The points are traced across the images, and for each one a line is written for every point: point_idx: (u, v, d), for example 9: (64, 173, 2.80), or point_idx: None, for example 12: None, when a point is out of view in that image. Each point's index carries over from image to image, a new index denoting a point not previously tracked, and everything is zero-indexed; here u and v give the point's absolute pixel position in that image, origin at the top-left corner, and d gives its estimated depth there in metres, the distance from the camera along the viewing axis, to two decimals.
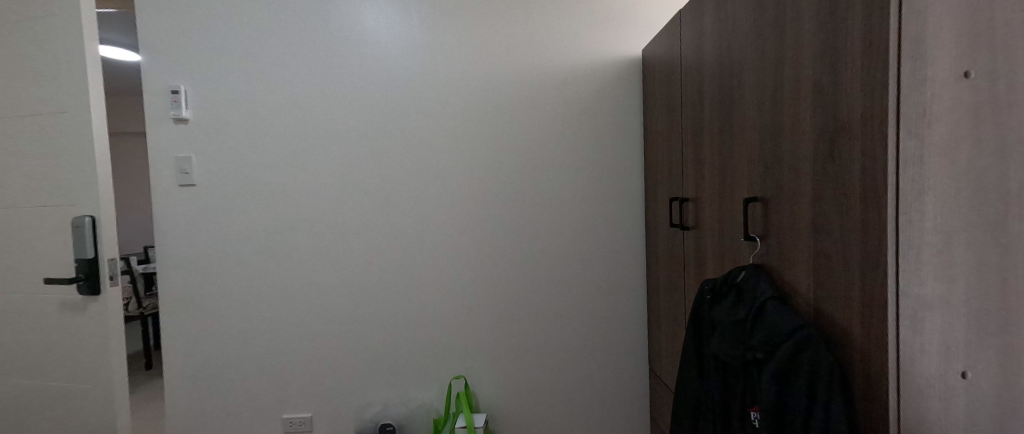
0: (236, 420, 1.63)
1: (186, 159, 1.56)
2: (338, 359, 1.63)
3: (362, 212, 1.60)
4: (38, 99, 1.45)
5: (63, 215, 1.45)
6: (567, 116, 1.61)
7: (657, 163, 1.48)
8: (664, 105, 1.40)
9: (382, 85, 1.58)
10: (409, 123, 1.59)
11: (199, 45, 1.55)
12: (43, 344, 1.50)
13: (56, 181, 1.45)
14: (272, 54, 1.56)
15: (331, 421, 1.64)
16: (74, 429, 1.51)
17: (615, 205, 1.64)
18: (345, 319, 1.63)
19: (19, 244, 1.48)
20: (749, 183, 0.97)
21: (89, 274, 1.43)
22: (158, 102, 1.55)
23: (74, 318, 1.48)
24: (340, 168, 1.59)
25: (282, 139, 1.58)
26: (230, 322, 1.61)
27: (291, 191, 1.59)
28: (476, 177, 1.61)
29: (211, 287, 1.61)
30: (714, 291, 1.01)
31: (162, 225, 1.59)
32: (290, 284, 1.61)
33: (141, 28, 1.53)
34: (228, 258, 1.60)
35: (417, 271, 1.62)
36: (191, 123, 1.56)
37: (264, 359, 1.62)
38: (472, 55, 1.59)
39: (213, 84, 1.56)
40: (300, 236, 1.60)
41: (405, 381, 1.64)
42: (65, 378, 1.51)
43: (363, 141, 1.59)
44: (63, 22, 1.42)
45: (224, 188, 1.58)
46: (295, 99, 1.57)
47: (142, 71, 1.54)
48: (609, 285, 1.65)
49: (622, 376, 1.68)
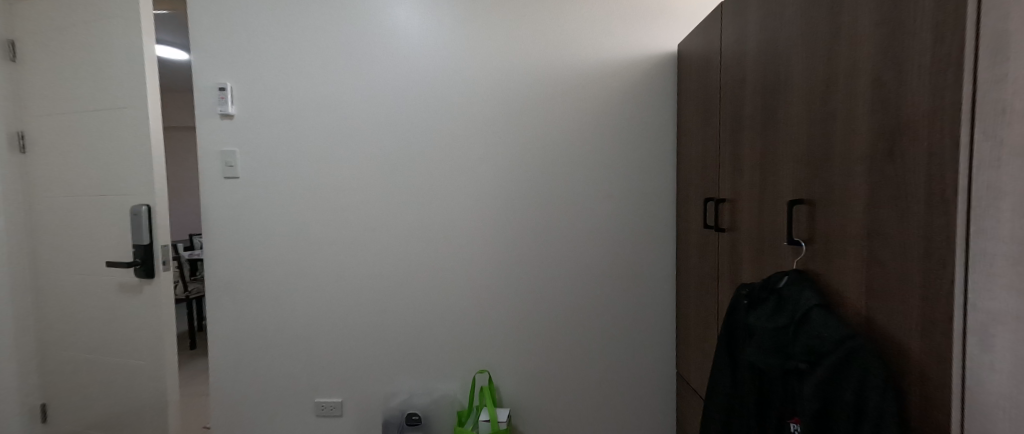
0: (272, 402, 1.71)
1: (231, 153, 1.64)
2: (366, 348, 1.68)
3: (391, 205, 1.64)
4: (100, 94, 1.57)
5: (122, 203, 1.56)
6: (597, 113, 1.59)
7: (691, 163, 1.44)
8: (700, 103, 1.36)
9: (413, 81, 1.60)
10: (439, 119, 1.61)
11: (245, 43, 1.62)
12: (104, 320, 1.63)
13: (115, 171, 1.56)
14: (312, 52, 1.62)
15: (359, 407, 1.70)
16: (130, 401, 1.64)
17: (645, 204, 1.60)
18: (375, 311, 1.67)
19: (87, 228, 1.62)
20: (794, 185, 0.92)
21: (145, 259, 1.54)
22: (205, 98, 1.64)
23: (130, 299, 1.59)
24: (371, 163, 1.63)
25: (318, 134, 1.63)
26: (267, 309, 1.69)
27: (326, 186, 1.64)
28: (506, 174, 1.61)
29: (252, 275, 1.69)
30: (751, 296, 0.97)
31: (208, 214, 1.67)
32: (322, 274, 1.67)
33: (192, 29, 1.62)
34: (266, 247, 1.67)
35: (444, 265, 1.64)
36: (236, 118, 1.64)
37: (298, 345, 1.70)
38: (504, 51, 1.59)
39: (256, 82, 1.63)
40: (333, 227, 1.65)
41: (430, 372, 1.68)
42: (123, 354, 1.62)
43: (394, 136, 1.62)
44: (124, 22, 1.52)
45: (265, 180, 1.65)
46: (332, 96, 1.62)
47: (193, 69, 1.63)
48: (637, 285, 1.62)
49: (647, 378, 1.65)
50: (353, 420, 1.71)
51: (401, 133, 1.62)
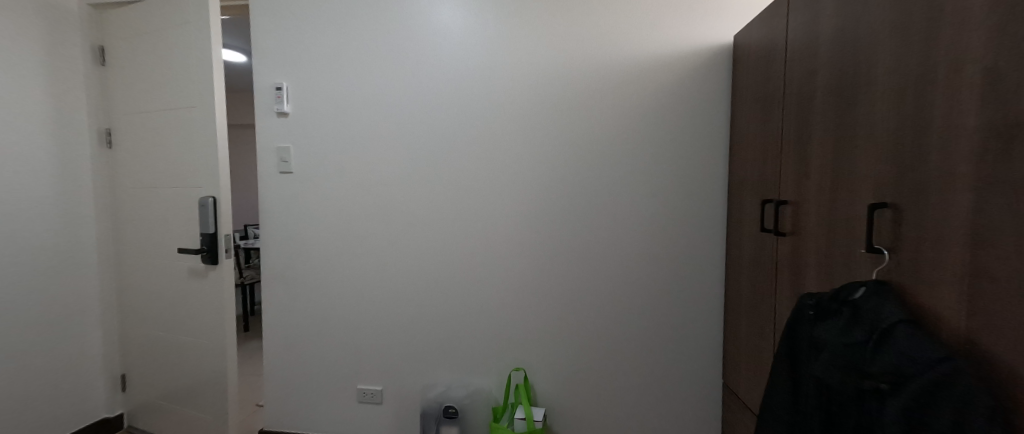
0: (318, 386, 1.80)
1: (286, 149, 1.73)
2: (406, 340, 1.73)
3: (433, 201, 1.67)
4: (175, 94, 1.70)
5: (191, 195, 1.69)
6: (644, 110, 1.53)
7: (745, 163, 1.36)
8: (758, 98, 1.28)
9: (457, 79, 1.62)
10: (482, 116, 1.62)
11: (301, 44, 1.70)
12: (175, 302, 1.77)
13: (186, 165, 1.70)
14: (362, 52, 1.67)
15: (399, 396, 1.75)
16: (194, 377, 1.77)
17: (693, 205, 1.53)
18: (417, 304, 1.71)
19: (162, 217, 1.77)
20: (874, 187, 0.84)
21: (211, 246, 1.66)
22: (264, 97, 1.73)
23: (197, 283, 1.72)
24: (415, 160, 1.67)
25: (365, 132, 1.69)
26: (316, 297, 1.77)
27: (374, 181, 1.70)
28: (547, 172, 1.59)
29: (302, 264, 1.77)
30: (818, 308, 0.90)
31: (265, 207, 1.77)
32: (367, 266, 1.73)
33: (254, 32, 1.72)
34: (316, 239, 1.75)
35: (483, 261, 1.65)
36: (291, 116, 1.72)
37: (343, 334, 1.77)
38: (548, 48, 1.57)
39: (310, 82, 1.70)
40: (378, 222, 1.71)
41: (468, 367, 1.70)
42: (189, 334, 1.76)
43: (437, 133, 1.65)
44: (196, 27, 1.64)
45: (317, 175, 1.73)
46: (380, 94, 1.67)
47: (254, 70, 1.74)
48: (682, 290, 1.56)
49: (691, 387, 1.58)
50: (392, 408, 1.76)
51: (444, 130, 1.64)
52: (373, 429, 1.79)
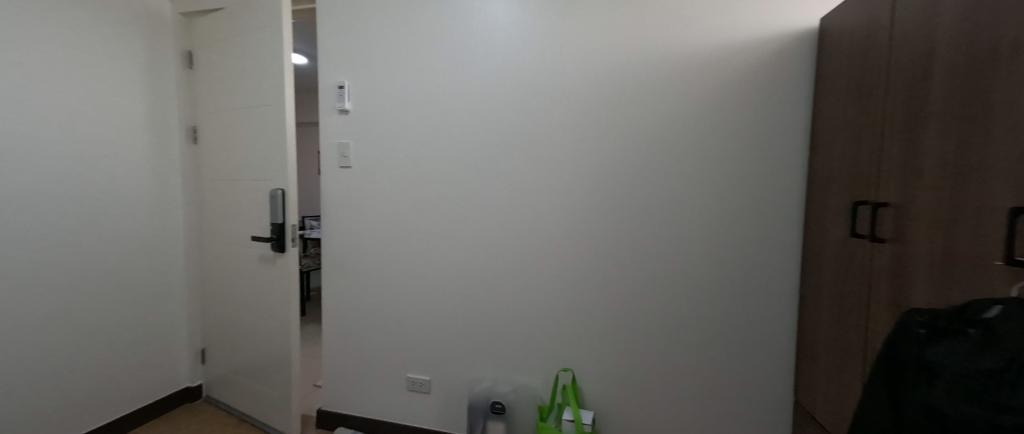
0: (370, 372, 1.87)
1: (346, 145, 1.80)
2: (454, 333, 1.75)
3: (485, 197, 1.67)
4: (251, 93, 1.83)
5: (263, 187, 1.82)
6: (710, 105, 1.44)
7: (829, 162, 1.24)
8: (850, 90, 1.15)
9: (511, 74, 1.61)
10: (536, 111, 1.59)
11: (362, 44, 1.76)
12: (247, 285, 1.92)
13: (259, 159, 1.82)
14: (419, 49, 1.70)
15: (447, 388, 1.78)
16: (262, 355, 1.91)
17: (762, 207, 1.41)
18: (467, 299, 1.72)
19: (238, 207, 1.92)
20: (1019, 191, 0.74)
21: (279, 235, 1.77)
22: (327, 95, 1.81)
23: (266, 269, 1.85)
24: (468, 156, 1.67)
25: (420, 128, 1.72)
26: (370, 287, 1.84)
27: (428, 177, 1.73)
28: (602, 169, 1.54)
29: (359, 255, 1.84)
30: (935, 327, 0.77)
31: (327, 199, 1.86)
32: (419, 259, 1.77)
33: (321, 33, 1.81)
34: (372, 231, 1.82)
35: (533, 258, 1.63)
36: (351, 114, 1.80)
37: (395, 324, 1.82)
38: (607, 40, 1.51)
39: (370, 80, 1.76)
40: (430, 216, 1.74)
41: (515, 364, 1.69)
42: (259, 316, 1.90)
43: (490, 129, 1.64)
44: (271, 29, 1.75)
45: (376, 171, 1.79)
46: (436, 91, 1.69)
47: (319, 69, 1.82)
48: (748, 297, 1.45)
49: (754, 401, 1.47)
50: (440, 399, 1.79)
51: (498, 126, 1.63)
52: (422, 418, 1.83)
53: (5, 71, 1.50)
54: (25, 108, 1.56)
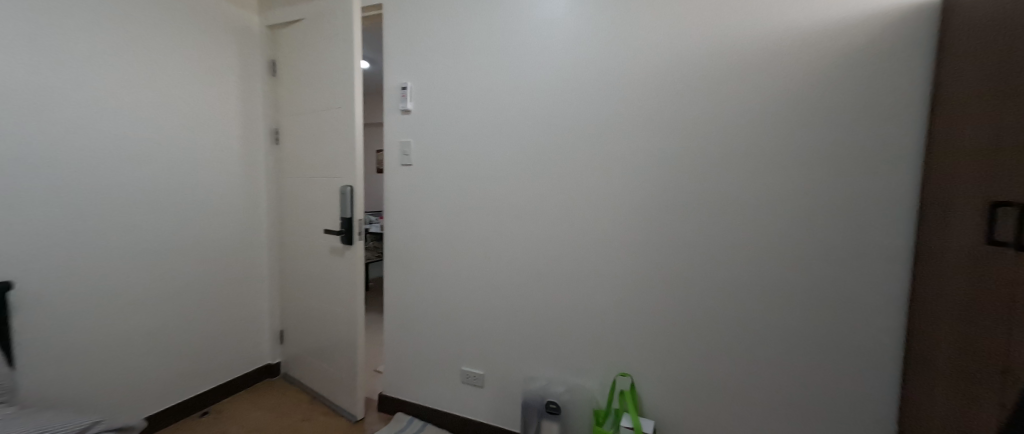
0: (427, 363, 1.93)
1: (407, 144, 1.86)
2: (509, 330, 1.75)
3: (542, 194, 1.64)
4: (325, 95, 1.95)
5: (334, 183, 1.93)
6: (796, 94, 1.30)
7: (957, 156, 1.05)
8: (982, 72, 0.98)
9: (572, 70, 1.56)
10: (597, 107, 1.54)
11: (424, 45, 1.81)
12: (319, 275, 2.06)
13: (331, 157, 1.94)
14: (479, 49, 1.71)
15: (501, 384, 1.79)
16: (332, 341, 2.04)
17: (858, 208, 1.25)
18: (523, 297, 1.71)
19: (311, 202, 2.06)
20: None
21: (346, 229, 1.87)
22: (391, 96, 1.88)
23: (335, 260, 1.96)
24: (525, 153, 1.66)
25: (478, 127, 1.73)
26: (428, 282, 1.89)
27: (485, 173, 1.73)
28: (667, 166, 1.45)
29: (418, 250, 1.90)
30: None
31: (390, 196, 1.93)
32: (476, 255, 1.78)
33: (387, 37, 1.88)
34: (431, 228, 1.86)
35: (591, 257, 1.59)
36: (412, 114, 1.85)
37: (452, 318, 1.85)
38: (677, 29, 1.42)
39: (431, 81, 1.80)
40: (487, 213, 1.74)
41: (570, 365, 1.65)
42: (329, 304, 2.03)
43: (548, 126, 1.62)
44: (344, 34, 1.85)
45: (435, 168, 1.83)
46: (494, 89, 1.69)
47: (384, 72, 1.90)
48: (838, 309, 1.29)
49: (841, 424, 1.32)
50: (494, 394, 1.81)
51: (556, 123, 1.60)
52: (476, 412, 1.85)
53: (129, 78, 1.72)
54: (149, 111, 1.79)
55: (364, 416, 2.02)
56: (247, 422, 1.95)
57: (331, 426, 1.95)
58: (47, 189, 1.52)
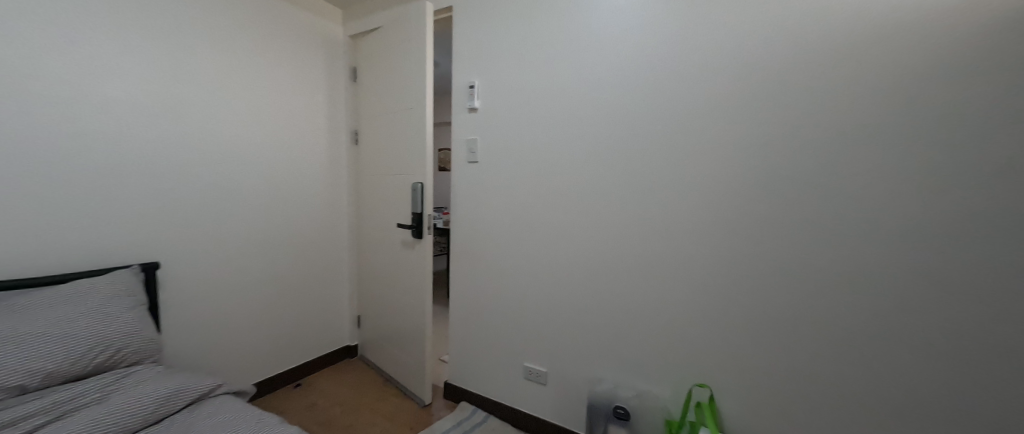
0: (491, 357, 1.94)
1: (473, 142, 1.88)
2: (575, 330, 1.70)
3: (612, 191, 1.57)
4: (399, 96, 2.04)
5: (406, 179, 2.01)
6: (916, 78, 1.14)
7: None
8: None
9: (646, 60, 1.49)
10: (673, 98, 1.44)
11: (492, 43, 1.81)
12: (391, 268, 2.16)
13: (403, 155, 2.02)
14: (547, 43, 1.67)
15: (565, 384, 1.74)
16: (402, 330, 2.13)
17: (996, 207, 1.08)
18: (590, 297, 1.65)
19: (385, 198, 2.16)
20: None
21: (417, 224, 1.93)
22: (459, 96, 1.91)
23: (406, 254, 2.04)
24: (593, 149, 1.60)
25: (545, 122, 1.69)
26: (492, 278, 1.89)
27: (551, 169, 1.69)
28: (754, 160, 1.34)
29: (482, 246, 1.91)
30: None
31: (456, 192, 1.96)
32: (540, 253, 1.75)
33: (456, 37, 1.91)
34: (496, 224, 1.86)
35: (665, 257, 1.49)
36: (479, 112, 1.86)
37: (516, 316, 1.84)
38: (768, 11, 1.30)
39: (498, 79, 1.80)
40: (553, 210, 1.70)
41: (640, 370, 1.56)
42: (400, 295, 2.12)
43: (619, 120, 1.54)
44: (417, 35, 1.91)
45: (501, 165, 1.82)
46: (562, 84, 1.65)
47: (453, 72, 1.93)
48: (968, 322, 1.13)
49: None
50: (558, 394, 1.77)
51: (628, 116, 1.52)
52: (539, 411, 1.82)
53: (247, 84, 1.96)
54: (258, 114, 2.01)
55: (432, 402, 2.08)
56: (332, 397, 2.10)
57: (403, 408, 2.04)
58: (190, 181, 1.80)
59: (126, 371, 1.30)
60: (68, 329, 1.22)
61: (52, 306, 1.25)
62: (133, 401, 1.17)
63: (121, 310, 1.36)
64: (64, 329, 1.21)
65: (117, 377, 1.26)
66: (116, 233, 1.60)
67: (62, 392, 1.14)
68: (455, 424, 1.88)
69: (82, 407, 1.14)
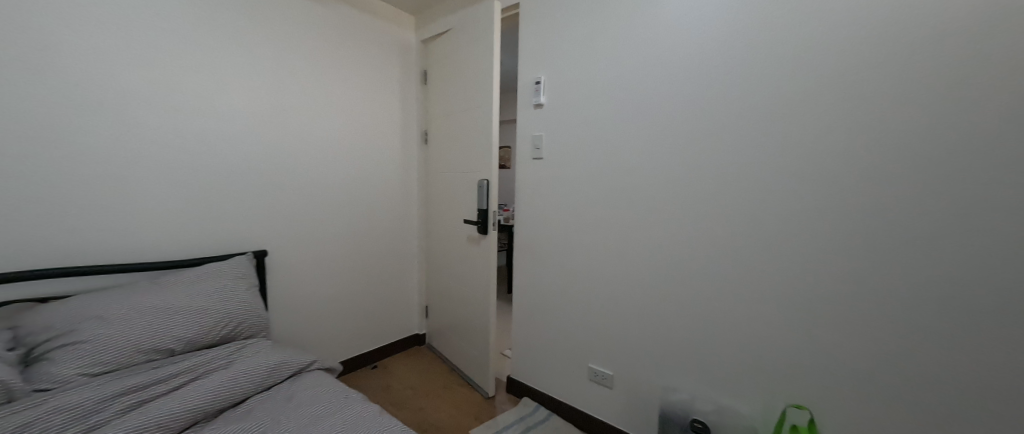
0: (554, 358, 1.88)
1: (539, 138, 1.82)
2: (646, 336, 1.59)
3: (692, 188, 1.44)
4: (465, 94, 2.04)
5: (472, 177, 2.01)
6: None
7: None
8: None
9: (734, 43, 1.33)
10: (766, 84, 1.29)
11: (559, 35, 1.73)
12: (457, 264, 2.18)
13: (469, 152, 2.02)
14: (619, 31, 1.56)
15: (632, 392, 1.64)
16: (467, 325, 2.14)
17: None
18: (663, 301, 1.53)
19: (451, 194, 2.19)
20: None
21: (483, 220, 1.92)
22: (525, 91, 1.86)
23: (471, 249, 2.05)
24: (671, 142, 1.47)
25: (617, 116, 1.59)
26: (555, 278, 1.83)
27: (623, 165, 1.59)
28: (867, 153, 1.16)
29: (545, 244, 1.85)
30: None
31: (520, 190, 1.92)
32: (609, 254, 1.65)
33: (522, 33, 1.86)
34: (560, 222, 1.79)
35: (754, 259, 1.35)
36: (546, 108, 1.80)
37: (581, 318, 1.76)
38: None
39: (566, 72, 1.72)
40: (624, 208, 1.60)
41: (721, 382, 1.43)
42: (465, 291, 2.13)
43: (701, 111, 1.40)
44: (485, 32, 1.90)
45: (567, 162, 1.74)
46: (636, 74, 1.53)
47: (518, 68, 1.88)
48: None
49: None
50: (624, 401, 1.66)
51: (712, 105, 1.38)
52: (603, 415, 1.73)
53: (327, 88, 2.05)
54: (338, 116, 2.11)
55: (495, 394, 2.07)
56: (407, 381, 2.18)
57: (467, 397, 2.05)
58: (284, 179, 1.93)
59: (244, 342, 1.43)
60: (202, 303, 1.39)
61: (192, 283, 1.44)
62: (250, 369, 1.29)
63: (242, 290, 1.53)
64: (199, 303, 1.38)
65: (237, 347, 1.39)
66: (221, 228, 1.75)
67: (199, 355, 1.30)
68: (518, 419, 1.85)
69: (208, 371, 1.27)
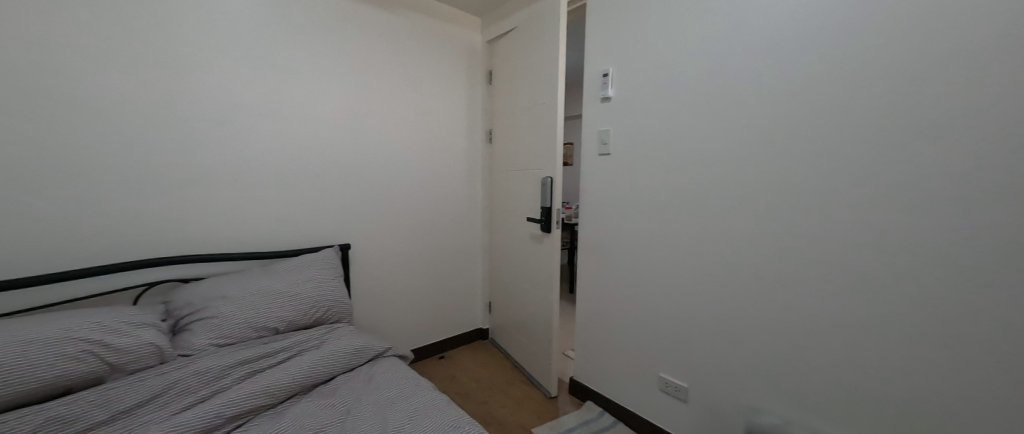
0: (618, 369, 1.70)
1: (606, 133, 1.65)
2: (732, 353, 1.36)
3: (798, 183, 1.20)
4: (528, 90, 1.93)
5: (535, 175, 1.89)
6: None
7: None
8: None
9: (860, 10, 1.08)
10: (904, 56, 1.02)
11: (632, 20, 1.55)
12: (519, 268, 2.08)
13: (532, 151, 1.90)
14: (706, 11, 1.35)
15: (711, 417, 1.42)
16: (529, 326, 2.04)
17: None
18: (756, 315, 1.31)
19: (513, 190, 2.10)
20: None
21: (545, 218, 1.79)
22: (591, 85, 1.69)
23: (533, 244, 1.93)
24: (770, 132, 1.24)
25: (700, 106, 1.38)
26: (623, 285, 1.65)
27: (706, 160, 1.38)
28: None
29: (611, 247, 1.68)
30: None
31: (585, 189, 1.76)
32: (687, 263, 1.45)
33: (589, 24, 1.69)
34: (630, 225, 1.60)
35: (879, 266, 1.09)
36: (614, 101, 1.62)
37: (652, 332, 1.57)
38: None
39: (639, 62, 1.53)
40: (706, 209, 1.39)
41: (831, 414, 1.19)
42: (527, 293, 2.02)
43: (811, 95, 1.16)
44: (550, 20, 1.76)
45: (640, 158, 1.55)
46: (726, 58, 1.31)
47: (585, 61, 1.72)
48: None
49: None
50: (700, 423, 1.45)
51: (826, 85, 1.14)
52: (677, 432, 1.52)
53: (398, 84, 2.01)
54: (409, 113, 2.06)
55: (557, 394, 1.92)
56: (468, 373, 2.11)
57: (529, 394, 1.93)
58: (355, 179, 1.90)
59: (333, 325, 1.45)
60: (298, 289, 1.44)
61: (292, 269, 1.51)
62: (342, 350, 1.30)
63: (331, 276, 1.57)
64: (298, 288, 1.45)
65: (328, 329, 1.42)
66: (292, 229, 1.75)
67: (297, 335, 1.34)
68: (579, 423, 1.69)
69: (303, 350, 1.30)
